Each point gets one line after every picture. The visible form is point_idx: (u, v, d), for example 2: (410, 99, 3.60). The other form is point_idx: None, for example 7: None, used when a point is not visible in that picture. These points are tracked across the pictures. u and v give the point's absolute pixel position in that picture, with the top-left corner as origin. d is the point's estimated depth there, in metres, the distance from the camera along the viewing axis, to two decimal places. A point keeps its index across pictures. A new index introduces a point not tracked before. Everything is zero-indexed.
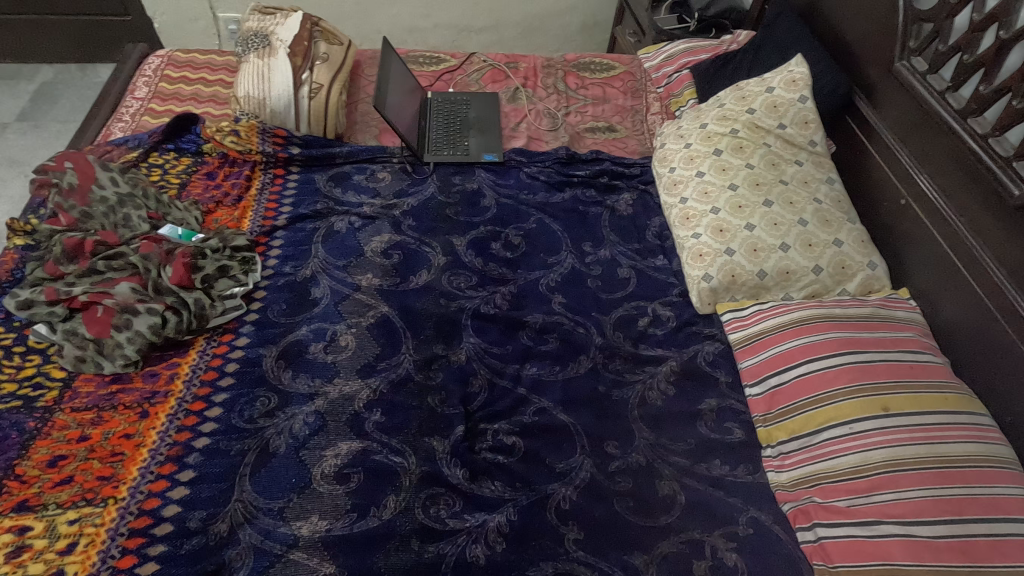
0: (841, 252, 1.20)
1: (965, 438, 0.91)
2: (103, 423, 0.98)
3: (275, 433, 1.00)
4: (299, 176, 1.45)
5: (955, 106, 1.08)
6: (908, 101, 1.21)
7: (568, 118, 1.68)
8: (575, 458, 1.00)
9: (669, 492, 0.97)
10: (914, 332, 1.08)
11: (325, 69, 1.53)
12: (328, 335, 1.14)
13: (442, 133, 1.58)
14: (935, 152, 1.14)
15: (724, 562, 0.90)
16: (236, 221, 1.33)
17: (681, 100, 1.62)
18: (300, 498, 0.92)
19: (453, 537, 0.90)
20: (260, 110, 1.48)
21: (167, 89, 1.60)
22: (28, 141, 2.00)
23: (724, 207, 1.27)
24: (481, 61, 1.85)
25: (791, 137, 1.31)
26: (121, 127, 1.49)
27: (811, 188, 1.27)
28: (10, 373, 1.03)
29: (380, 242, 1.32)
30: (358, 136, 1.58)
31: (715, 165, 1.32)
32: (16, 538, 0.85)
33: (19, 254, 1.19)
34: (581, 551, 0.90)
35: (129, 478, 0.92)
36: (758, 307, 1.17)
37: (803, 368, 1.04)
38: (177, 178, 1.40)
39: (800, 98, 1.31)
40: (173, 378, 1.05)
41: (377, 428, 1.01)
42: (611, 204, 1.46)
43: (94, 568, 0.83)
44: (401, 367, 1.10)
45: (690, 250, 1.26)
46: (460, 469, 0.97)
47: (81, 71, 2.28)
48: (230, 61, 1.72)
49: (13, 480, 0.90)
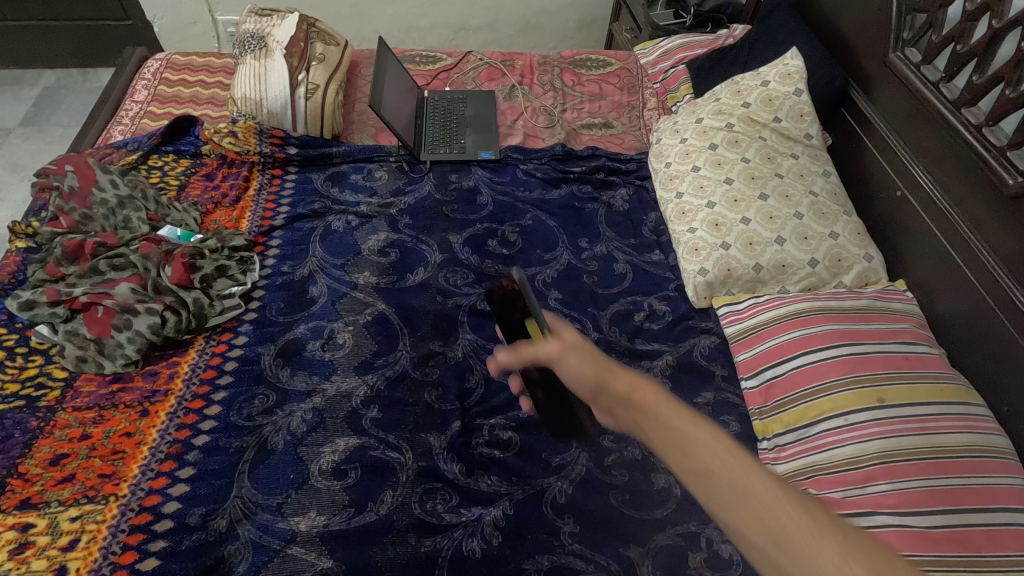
0: (837, 245, 1.20)
1: (959, 429, 0.91)
2: (104, 422, 0.99)
3: (273, 429, 1.01)
4: (297, 176, 1.47)
5: (949, 97, 1.07)
6: (903, 92, 1.21)
7: (565, 115, 1.69)
8: (570, 452, 1.01)
9: (664, 485, 0.98)
10: (911, 324, 1.08)
11: (321, 70, 1.55)
12: (326, 333, 1.15)
13: (439, 132, 1.59)
14: (931, 144, 1.13)
15: (719, 554, 0.90)
16: (234, 221, 1.34)
17: (678, 96, 1.63)
18: (298, 494, 0.93)
19: (450, 531, 0.90)
20: (257, 111, 1.49)
21: (166, 92, 1.62)
22: (31, 145, 2.03)
23: (720, 201, 1.27)
24: (477, 60, 1.86)
25: (787, 130, 1.31)
26: (121, 129, 1.51)
27: (807, 181, 1.27)
28: (12, 373, 1.05)
29: (377, 240, 1.33)
30: (355, 135, 1.59)
31: (710, 159, 1.33)
32: (19, 535, 0.86)
33: (21, 256, 1.21)
34: (577, 544, 0.90)
35: (130, 475, 0.93)
36: (754, 300, 1.18)
37: (799, 360, 1.04)
38: (176, 179, 1.41)
39: (795, 91, 1.31)
40: (173, 376, 1.07)
41: (374, 424, 1.02)
42: (607, 200, 1.47)
43: (96, 564, 0.84)
44: (398, 363, 1.11)
45: (687, 245, 1.27)
46: (457, 464, 0.98)
47: (83, 76, 2.31)
48: (228, 64, 1.74)
49: (16, 479, 0.92)
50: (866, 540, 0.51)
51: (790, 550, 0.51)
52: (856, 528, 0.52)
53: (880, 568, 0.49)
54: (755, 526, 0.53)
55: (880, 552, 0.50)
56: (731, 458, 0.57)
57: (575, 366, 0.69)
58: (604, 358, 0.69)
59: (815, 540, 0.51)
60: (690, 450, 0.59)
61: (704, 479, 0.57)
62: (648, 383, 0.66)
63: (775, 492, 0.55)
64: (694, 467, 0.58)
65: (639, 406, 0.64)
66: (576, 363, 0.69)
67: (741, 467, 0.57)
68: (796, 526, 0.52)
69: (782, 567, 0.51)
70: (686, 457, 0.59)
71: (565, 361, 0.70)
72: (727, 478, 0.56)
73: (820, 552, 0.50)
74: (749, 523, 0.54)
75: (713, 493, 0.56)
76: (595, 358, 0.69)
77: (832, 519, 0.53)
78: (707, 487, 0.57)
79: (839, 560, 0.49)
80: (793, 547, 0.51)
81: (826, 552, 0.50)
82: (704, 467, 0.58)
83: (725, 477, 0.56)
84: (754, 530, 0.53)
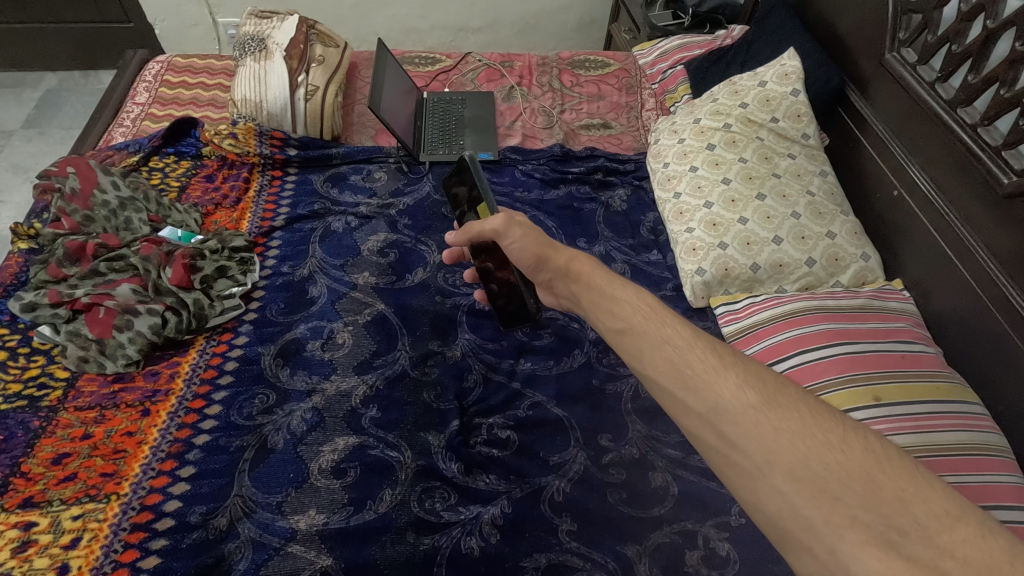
0: (834, 245, 1.21)
1: (954, 427, 0.92)
2: (105, 422, 1.00)
3: (273, 429, 1.01)
4: (297, 177, 1.48)
5: (945, 97, 1.08)
6: (899, 92, 1.21)
7: (563, 116, 1.69)
8: (568, 451, 1.01)
9: (661, 484, 0.98)
10: (907, 324, 1.09)
11: (321, 72, 1.56)
12: (326, 333, 1.16)
13: (437, 133, 1.60)
14: (927, 144, 1.14)
15: (716, 552, 0.91)
16: (234, 222, 1.35)
17: (676, 96, 1.64)
18: (298, 492, 0.94)
19: (448, 529, 0.91)
20: (257, 113, 1.49)
21: (167, 94, 1.63)
22: (32, 147, 2.04)
23: (718, 202, 1.27)
24: (476, 61, 1.87)
25: (784, 130, 1.32)
26: (123, 132, 1.52)
27: (804, 181, 1.27)
28: (15, 373, 1.05)
29: (376, 241, 1.33)
30: (354, 137, 1.60)
31: (708, 160, 1.33)
32: (22, 534, 0.87)
33: (23, 258, 1.22)
34: (575, 543, 0.91)
35: (131, 475, 0.94)
36: (751, 299, 1.19)
37: (795, 360, 1.05)
38: (177, 181, 1.42)
39: (792, 91, 1.32)
40: (174, 376, 1.08)
41: (373, 423, 1.03)
42: (606, 200, 1.47)
43: (98, 562, 0.85)
44: (397, 363, 1.12)
45: (684, 244, 1.27)
46: (455, 463, 0.98)
47: (85, 79, 2.32)
48: (229, 66, 1.74)
49: (18, 478, 0.92)
50: (771, 378, 0.60)
51: (700, 391, 0.61)
52: (763, 372, 0.62)
53: (777, 397, 0.58)
54: (670, 376, 0.64)
55: (781, 387, 0.59)
56: (649, 313, 0.70)
57: (519, 238, 0.84)
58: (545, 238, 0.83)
59: (723, 381, 0.60)
60: (620, 314, 0.72)
61: (628, 336, 0.70)
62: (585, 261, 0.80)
63: (687, 338, 0.66)
64: (628, 334, 0.70)
65: (574, 275, 0.79)
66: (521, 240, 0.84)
67: (663, 327, 0.68)
68: (702, 368, 0.62)
69: (692, 409, 0.61)
70: (616, 318, 0.72)
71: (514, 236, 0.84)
72: (651, 335, 0.68)
73: (723, 391, 0.60)
74: (664, 371, 0.64)
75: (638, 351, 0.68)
76: (534, 235, 0.83)
77: (740, 364, 0.62)
78: (638, 352, 0.68)
79: (740, 394, 0.59)
80: (704, 389, 0.61)
81: (728, 388, 0.60)
82: (635, 330, 0.70)
83: (650, 337, 0.68)
84: (672, 381, 0.63)
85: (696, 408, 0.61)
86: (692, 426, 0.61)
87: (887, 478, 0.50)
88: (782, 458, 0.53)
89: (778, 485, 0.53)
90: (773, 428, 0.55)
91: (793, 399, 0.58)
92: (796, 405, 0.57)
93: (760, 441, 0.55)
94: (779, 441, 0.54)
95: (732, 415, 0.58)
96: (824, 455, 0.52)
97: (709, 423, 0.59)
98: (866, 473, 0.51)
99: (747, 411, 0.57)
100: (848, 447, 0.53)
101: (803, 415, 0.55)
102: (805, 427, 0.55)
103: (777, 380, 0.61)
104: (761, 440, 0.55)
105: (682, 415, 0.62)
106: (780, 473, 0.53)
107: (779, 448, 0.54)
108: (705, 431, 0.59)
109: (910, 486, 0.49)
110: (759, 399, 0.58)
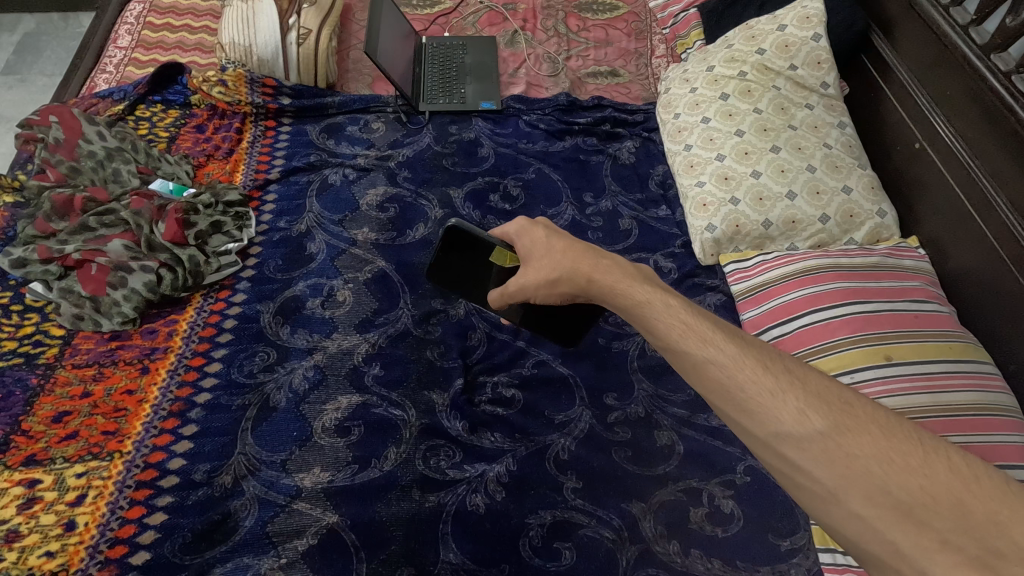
0: (849, 200, 1.16)
1: (967, 387, 0.91)
2: (104, 380, 0.99)
3: (274, 387, 1.00)
4: (291, 128, 1.41)
5: (979, 42, 1.01)
6: (929, 37, 1.14)
7: (569, 63, 1.62)
8: (574, 410, 1.00)
9: (667, 443, 0.98)
10: (922, 282, 1.06)
11: (313, 13, 1.46)
12: (326, 291, 1.13)
13: (437, 80, 1.52)
14: (954, 93, 1.08)
15: (721, 509, 0.91)
16: (227, 175, 1.30)
17: (687, 42, 1.56)
18: (301, 451, 0.94)
19: (454, 487, 0.91)
20: (247, 58, 1.42)
21: (150, 37, 1.54)
22: (14, 96, 1.95)
23: (730, 154, 1.22)
24: (478, 3, 1.76)
25: (802, 78, 1.25)
26: (106, 78, 1.44)
27: (821, 133, 1.21)
28: (10, 331, 1.03)
29: (375, 195, 1.28)
30: (350, 85, 1.54)
31: (721, 110, 1.27)
32: (27, 491, 0.87)
33: (9, 212, 1.17)
34: (580, 500, 0.91)
35: (133, 433, 0.93)
36: (763, 257, 1.14)
37: (807, 319, 1.02)
38: (165, 131, 1.36)
39: (814, 36, 1.24)
40: (173, 334, 1.06)
41: (376, 382, 1.02)
42: (613, 152, 1.42)
43: (104, 519, 0.85)
44: (399, 321, 1.10)
45: (694, 200, 1.23)
46: (460, 422, 0.97)
47: (64, 21, 2.20)
48: (214, 6, 1.64)
49: (19, 436, 0.92)
50: (835, 395, 0.57)
51: (755, 414, 0.58)
52: (823, 384, 0.58)
53: (846, 420, 0.55)
54: (722, 398, 0.61)
55: (846, 405, 0.56)
56: (685, 329, 0.67)
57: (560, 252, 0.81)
58: (586, 248, 0.80)
59: (779, 404, 0.57)
60: (654, 330, 0.69)
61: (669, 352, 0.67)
62: (608, 265, 0.78)
63: (732, 357, 0.62)
64: (665, 344, 0.68)
65: (609, 293, 0.76)
66: (548, 243, 0.83)
67: (702, 343, 0.65)
68: (755, 391, 0.59)
69: (750, 432, 0.59)
70: (648, 329, 0.70)
71: (547, 258, 0.83)
72: (684, 338, 0.66)
73: (782, 414, 0.57)
74: (713, 391, 0.62)
75: (676, 363, 0.66)
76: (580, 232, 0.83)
77: (797, 379, 0.59)
78: (680, 367, 0.66)
79: (801, 418, 0.56)
80: (759, 413, 0.58)
81: (788, 412, 0.57)
82: (673, 349, 0.67)
83: (688, 352, 0.65)
84: (721, 401, 0.61)
85: (752, 431, 0.59)
86: (753, 446, 0.60)
87: (980, 503, 0.47)
88: (858, 483, 0.51)
89: (856, 511, 0.51)
90: (845, 454, 0.53)
91: (862, 418, 0.54)
92: (867, 425, 0.54)
93: (832, 466, 0.53)
94: (852, 467, 0.52)
95: (795, 439, 0.55)
96: (907, 481, 0.50)
97: (770, 447, 0.57)
98: (955, 497, 0.48)
99: (812, 436, 0.55)
100: (931, 470, 0.50)
101: (877, 439, 0.52)
102: (881, 451, 0.52)
103: (838, 392, 0.58)
104: (831, 466, 0.53)
105: (739, 433, 0.61)
106: (857, 498, 0.51)
107: (854, 474, 0.52)
108: (768, 454, 0.57)
109: (1006, 509, 0.47)
110: (824, 422, 0.55)
